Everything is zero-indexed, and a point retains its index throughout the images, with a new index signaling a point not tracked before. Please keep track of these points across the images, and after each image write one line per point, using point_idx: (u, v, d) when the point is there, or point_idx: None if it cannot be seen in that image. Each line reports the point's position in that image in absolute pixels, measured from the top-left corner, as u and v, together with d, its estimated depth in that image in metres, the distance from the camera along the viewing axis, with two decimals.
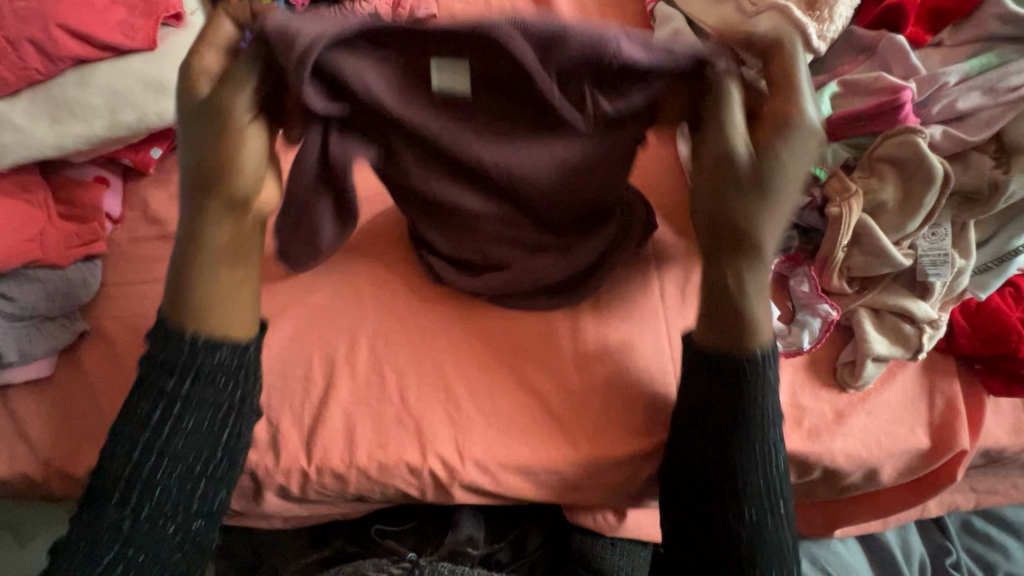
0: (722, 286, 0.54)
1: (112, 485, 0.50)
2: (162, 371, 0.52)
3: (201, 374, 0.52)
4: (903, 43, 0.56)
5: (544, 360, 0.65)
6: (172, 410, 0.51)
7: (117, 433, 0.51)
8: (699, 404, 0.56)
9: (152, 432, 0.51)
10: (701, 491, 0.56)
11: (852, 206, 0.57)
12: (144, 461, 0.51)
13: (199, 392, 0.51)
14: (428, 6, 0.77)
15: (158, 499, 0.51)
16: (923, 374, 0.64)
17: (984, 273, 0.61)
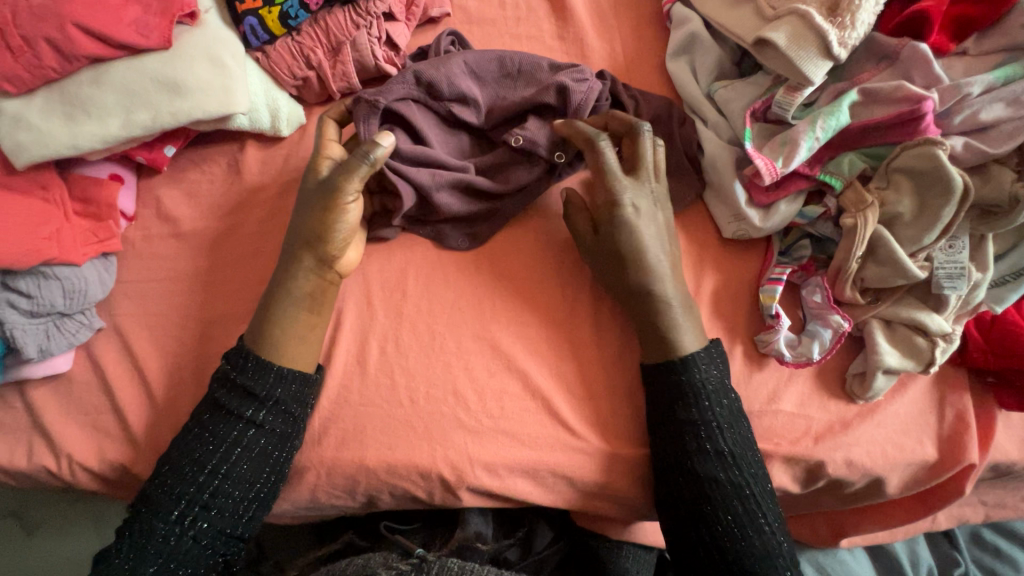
0: (648, 312, 0.61)
1: (174, 500, 0.58)
2: (241, 400, 0.61)
3: (274, 406, 0.61)
4: (926, 51, 0.55)
5: (551, 364, 0.65)
6: (248, 432, 0.60)
7: (188, 453, 0.59)
8: (657, 404, 0.61)
9: (222, 455, 0.59)
10: (683, 507, 0.58)
11: (867, 218, 0.57)
12: (208, 480, 0.59)
13: (271, 424, 0.60)
14: (443, 5, 0.76)
15: (209, 517, 0.58)
16: (934, 387, 0.64)
17: (1001, 286, 0.61)
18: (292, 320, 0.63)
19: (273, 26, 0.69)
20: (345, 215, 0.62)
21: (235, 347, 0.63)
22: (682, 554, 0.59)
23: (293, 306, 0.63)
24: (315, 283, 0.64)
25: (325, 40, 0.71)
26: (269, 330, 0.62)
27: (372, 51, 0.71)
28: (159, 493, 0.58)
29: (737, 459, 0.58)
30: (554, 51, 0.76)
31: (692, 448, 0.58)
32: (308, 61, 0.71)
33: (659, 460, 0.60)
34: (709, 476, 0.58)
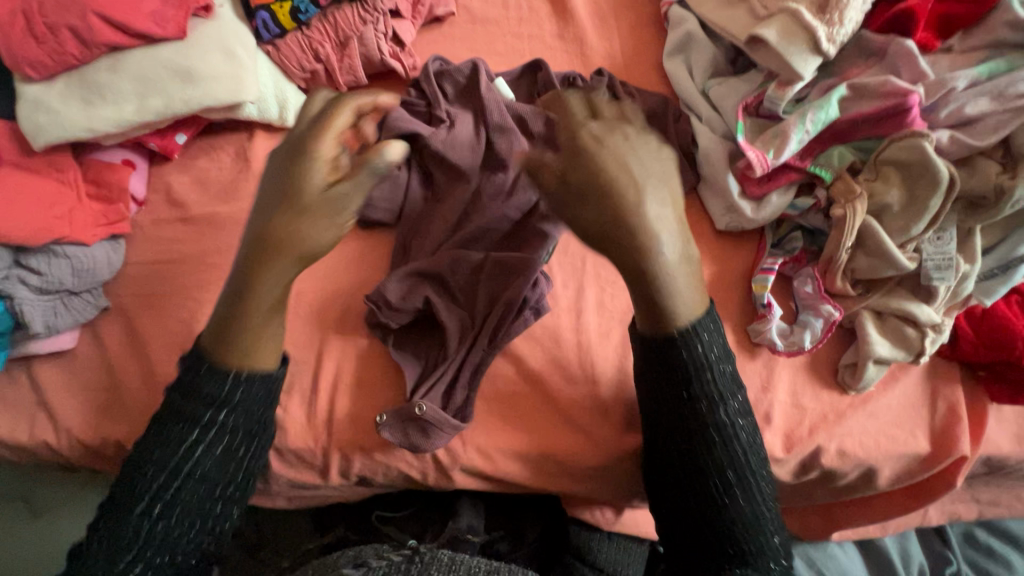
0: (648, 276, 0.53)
1: (137, 498, 0.53)
2: (197, 399, 0.53)
3: (235, 410, 0.54)
4: (910, 47, 0.57)
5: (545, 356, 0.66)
6: (218, 416, 0.54)
7: (146, 453, 0.54)
8: (666, 455, 0.58)
9: (182, 455, 0.53)
10: (677, 474, 0.58)
11: (856, 208, 0.58)
12: (166, 480, 0.53)
13: (232, 423, 0.54)
14: (447, 4, 0.79)
15: (176, 521, 0.53)
16: (926, 379, 0.64)
17: (990, 279, 0.61)
18: (277, 281, 0.53)
19: (283, 20, 0.72)
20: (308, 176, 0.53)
21: (194, 345, 0.56)
22: (668, 520, 0.60)
23: (283, 204, 0.52)
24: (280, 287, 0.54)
25: (334, 34, 0.73)
26: (228, 327, 0.54)
27: (378, 46, 0.74)
28: (122, 492, 0.53)
29: (740, 437, 0.57)
30: (554, 50, 0.78)
31: (690, 419, 0.56)
32: (316, 55, 0.74)
33: (650, 366, 0.57)
34: (710, 450, 0.56)
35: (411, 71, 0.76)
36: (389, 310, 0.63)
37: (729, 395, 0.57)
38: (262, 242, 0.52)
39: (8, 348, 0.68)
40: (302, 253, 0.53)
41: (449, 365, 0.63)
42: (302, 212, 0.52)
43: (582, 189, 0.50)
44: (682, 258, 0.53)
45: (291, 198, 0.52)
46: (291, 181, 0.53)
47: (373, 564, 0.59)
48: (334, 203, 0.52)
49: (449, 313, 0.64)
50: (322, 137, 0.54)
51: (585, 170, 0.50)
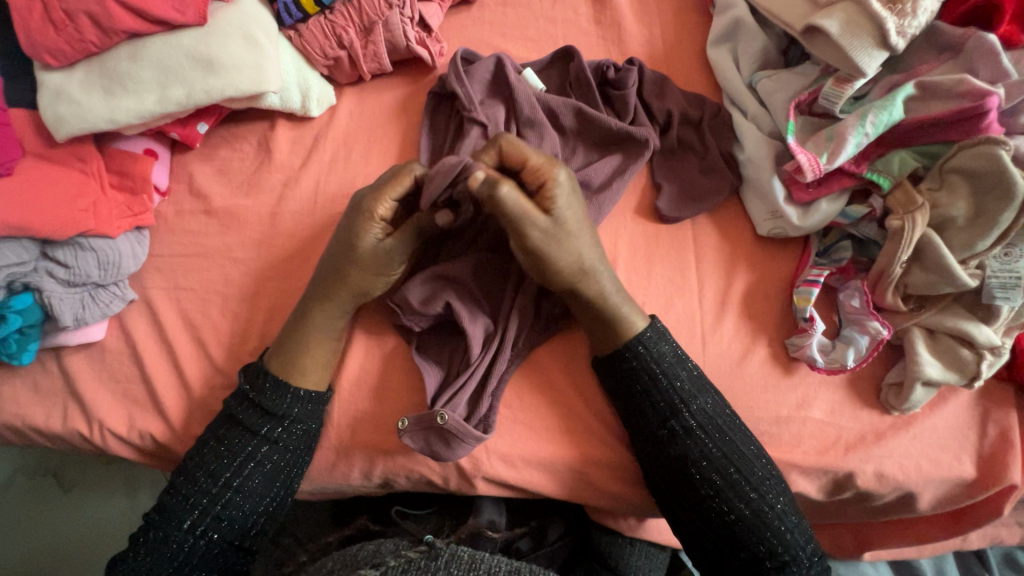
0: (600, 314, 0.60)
1: (188, 509, 0.59)
2: (257, 417, 0.61)
3: (292, 430, 0.62)
4: (994, 43, 0.51)
5: (572, 363, 0.64)
6: (261, 449, 0.61)
7: (202, 464, 0.60)
8: (655, 474, 0.59)
9: (235, 469, 0.60)
10: (672, 491, 0.58)
11: (915, 220, 0.54)
12: (220, 489, 0.60)
13: (286, 442, 0.62)
14: None
15: (221, 528, 0.59)
16: (977, 401, 0.61)
17: None
18: (336, 315, 0.63)
19: (306, 4, 0.69)
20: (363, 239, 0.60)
21: (253, 366, 0.63)
22: (682, 529, 0.59)
23: (362, 268, 0.61)
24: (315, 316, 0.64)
25: (358, 19, 0.69)
26: (281, 352, 0.63)
27: (404, 32, 0.70)
28: (173, 503, 0.59)
29: (712, 434, 0.58)
30: (589, 36, 0.73)
31: (660, 433, 0.58)
32: (340, 41, 0.70)
33: (615, 390, 0.60)
34: (686, 454, 0.57)
35: (438, 58, 0.73)
36: (422, 303, 0.62)
37: (703, 403, 0.58)
38: (330, 291, 0.62)
39: (39, 339, 0.69)
40: (360, 296, 0.62)
41: (472, 373, 0.61)
42: (366, 268, 0.61)
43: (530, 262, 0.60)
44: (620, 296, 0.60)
45: (370, 265, 0.61)
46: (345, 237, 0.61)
47: (390, 563, 0.54)
48: (389, 257, 0.61)
49: (472, 321, 0.62)
50: (377, 207, 0.60)
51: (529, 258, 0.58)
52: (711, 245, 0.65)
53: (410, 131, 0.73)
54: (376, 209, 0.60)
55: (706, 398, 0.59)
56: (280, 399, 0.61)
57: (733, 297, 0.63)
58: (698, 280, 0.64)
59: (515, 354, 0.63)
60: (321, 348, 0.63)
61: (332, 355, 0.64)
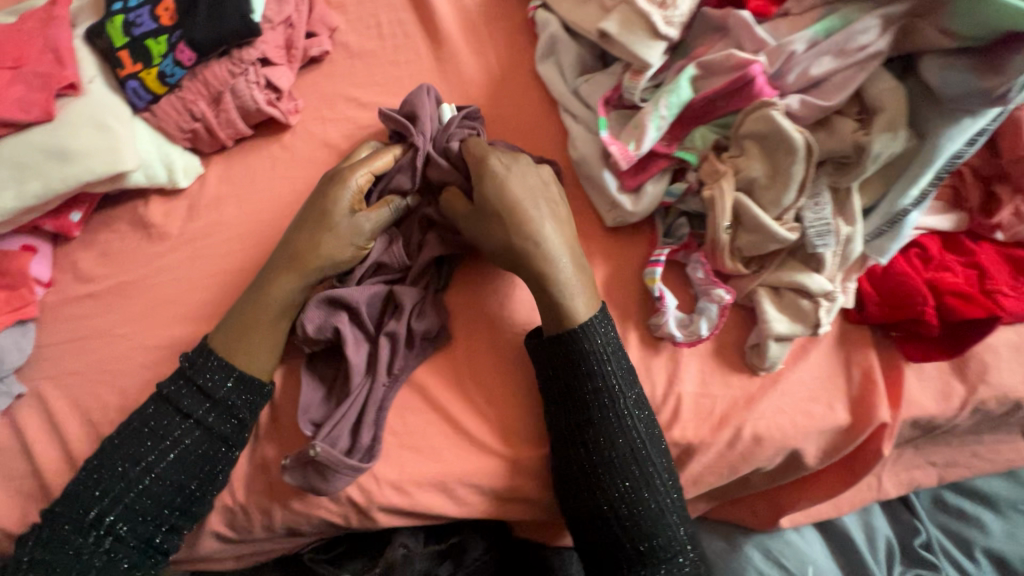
0: (542, 290, 0.60)
1: (95, 498, 0.57)
2: (192, 400, 0.61)
3: (216, 432, 0.61)
4: (746, 18, 0.55)
5: (450, 377, 0.66)
6: (190, 429, 0.60)
7: (125, 448, 0.59)
8: (568, 463, 0.58)
9: (158, 453, 0.59)
10: (579, 484, 0.58)
11: (722, 188, 0.57)
12: (129, 479, 0.58)
13: (213, 425, 0.61)
14: (322, 44, 0.79)
15: (132, 522, 0.58)
16: (839, 346, 0.62)
17: (879, 238, 0.58)
18: (294, 289, 0.64)
19: (153, 86, 0.72)
20: (339, 200, 0.65)
21: (199, 347, 0.63)
22: (581, 522, 0.58)
23: (319, 231, 0.64)
24: (263, 304, 0.63)
25: (206, 91, 0.73)
26: (244, 331, 0.63)
27: (252, 96, 0.74)
28: (77, 489, 0.57)
29: (639, 421, 0.58)
30: (431, 72, 0.78)
31: (578, 420, 0.58)
32: (193, 113, 0.73)
33: (549, 377, 0.60)
34: (612, 440, 0.57)
35: (291, 115, 0.77)
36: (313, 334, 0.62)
37: (633, 387, 0.59)
38: (297, 261, 0.64)
39: None
40: (319, 267, 0.64)
41: (350, 405, 0.61)
42: (330, 231, 0.64)
43: (492, 214, 0.61)
44: (575, 272, 0.60)
45: (319, 227, 0.64)
46: (318, 206, 0.65)
47: None
48: (355, 228, 0.65)
49: (355, 349, 0.63)
50: (352, 175, 0.66)
51: (496, 197, 0.61)
52: None
53: (277, 187, 0.76)
54: (353, 173, 0.66)
55: (637, 383, 0.60)
56: (210, 384, 0.61)
57: None
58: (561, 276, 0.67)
59: (392, 380, 0.64)
60: (275, 337, 0.64)
61: (284, 340, 0.65)
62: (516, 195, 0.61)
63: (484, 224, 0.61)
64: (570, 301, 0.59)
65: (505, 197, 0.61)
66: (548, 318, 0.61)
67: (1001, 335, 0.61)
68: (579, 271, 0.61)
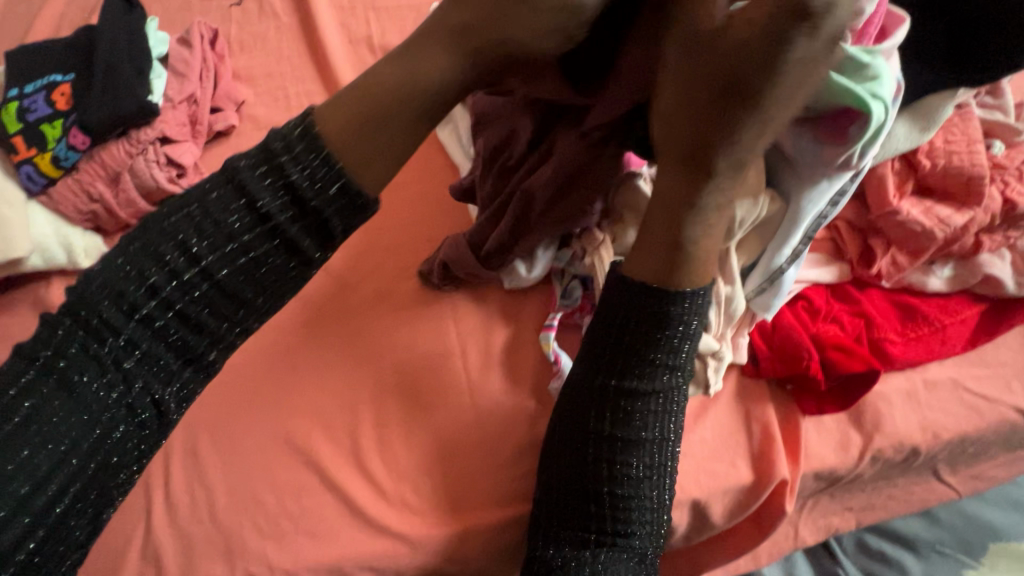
0: (681, 205, 0.48)
1: (74, 371, 0.39)
2: (246, 240, 0.41)
3: (263, 230, 0.42)
4: None
5: (350, 453, 0.63)
6: (174, 294, 0.41)
7: (129, 276, 0.40)
8: (574, 428, 0.55)
9: (184, 293, 0.41)
10: (580, 452, 0.54)
11: (602, 257, 0.60)
12: (98, 381, 0.40)
13: (228, 277, 0.41)
14: (228, 118, 0.80)
15: (63, 443, 0.39)
16: (737, 402, 0.62)
17: (762, 294, 0.59)
18: (401, 155, 0.45)
19: (48, 169, 0.71)
20: (428, 58, 0.45)
21: (220, 174, 0.42)
22: (559, 487, 0.55)
23: (415, 77, 0.45)
24: (359, 93, 0.45)
25: (104, 171, 0.73)
26: (367, 103, 0.44)
27: (151, 174, 0.73)
28: (60, 367, 0.39)
29: (668, 415, 0.54)
30: None
31: (610, 385, 0.53)
32: (91, 195, 0.73)
33: (607, 337, 0.53)
34: (641, 422, 0.53)
35: None
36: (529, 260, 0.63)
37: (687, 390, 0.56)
38: (374, 107, 0.44)
39: None
40: (423, 89, 0.45)
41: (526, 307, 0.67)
42: (422, 70, 0.45)
43: (664, 113, 0.45)
44: (722, 205, 0.48)
45: (412, 69, 0.45)
46: (485, 22, 0.44)
47: None
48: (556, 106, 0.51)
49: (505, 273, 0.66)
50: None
51: (727, 108, 0.42)
52: (467, 308, 0.68)
53: None
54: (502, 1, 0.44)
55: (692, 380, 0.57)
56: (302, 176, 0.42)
57: (499, 358, 0.66)
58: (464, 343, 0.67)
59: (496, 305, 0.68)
60: (402, 150, 0.45)
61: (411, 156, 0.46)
62: (787, 69, 0.38)
63: (733, 136, 0.43)
64: (694, 279, 0.50)
65: (794, 79, 0.39)
66: (647, 257, 0.50)
67: (890, 383, 0.63)
68: (722, 199, 0.48)
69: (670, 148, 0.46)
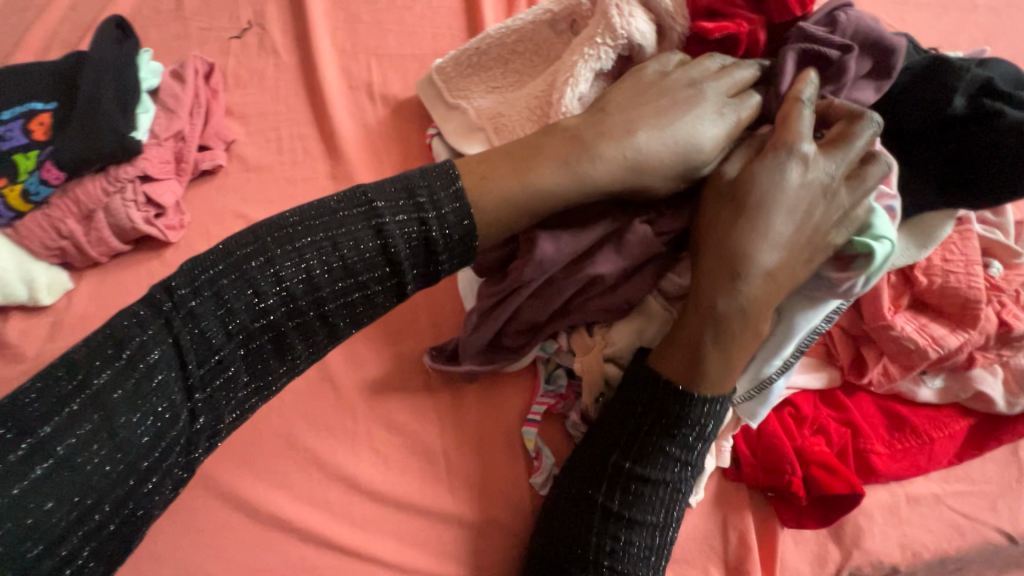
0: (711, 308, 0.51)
1: (160, 362, 0.42)
2: (340, 291, 0.47)
3: (346, 279, 0.47)
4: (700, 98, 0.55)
5: (307, 533, 0.59)
6: (264, 327, 0.45)
7: (233, 291, 0.44)
8: (583, 492, 0.55)
9: (276, 281, 0.45)
10: (583, 516, 0.54)
11: (590, 364, 0.59)
12: (139, 396, 0.40)
13: (315, 316, 0.47)
14: (215, 158, 0.77)
15: (134, 438, 0.40)
16: (717, 507, 0.60)
17: (749, 401, 0.57)
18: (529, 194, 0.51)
19: (16, 203, 0.68)
20: (596, 155, 0.52)
21: (348, 193, 0.48)
22: (552, 547, 0.55)
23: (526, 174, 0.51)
24: (555, 164, 0.52)
25: (76, 207, 0.69)
26: (492, 188, 0.50)
27: (127, 215, 0.70)
28: (144, 327, 0.42)
29: (677, 495, 0.55)
30: (326, 191, 0.77)
31: (622, 461, 0.54)
32: (60, 232, 0.69)
33: (631, 404, 0.55)
34: (651, 493, 0.54)
35: (172, 231, 0.74)
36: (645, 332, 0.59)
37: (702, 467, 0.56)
38: (525, 200, 0.51)
39: None
40: (556, 175, 0.51)
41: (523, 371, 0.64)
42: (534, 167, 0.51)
43: (743, 215, 0.51)
44: (754, 317, 0.51)
45: (522, 160, 0.52)
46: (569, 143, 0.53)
47: None
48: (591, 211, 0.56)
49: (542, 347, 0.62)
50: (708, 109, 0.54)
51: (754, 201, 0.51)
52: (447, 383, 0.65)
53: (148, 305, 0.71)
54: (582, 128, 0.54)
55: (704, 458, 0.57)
56: (394, 223, 0.47)
57: (477, 442, 0.63)
58: (437, 422, 0.64)
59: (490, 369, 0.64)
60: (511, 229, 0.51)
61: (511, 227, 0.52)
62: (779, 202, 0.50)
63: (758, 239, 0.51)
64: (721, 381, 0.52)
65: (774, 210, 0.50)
66: (682, 356, 0.53)
67: (872, 496, 0.61)
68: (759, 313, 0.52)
69: (720, 253, 0.52)
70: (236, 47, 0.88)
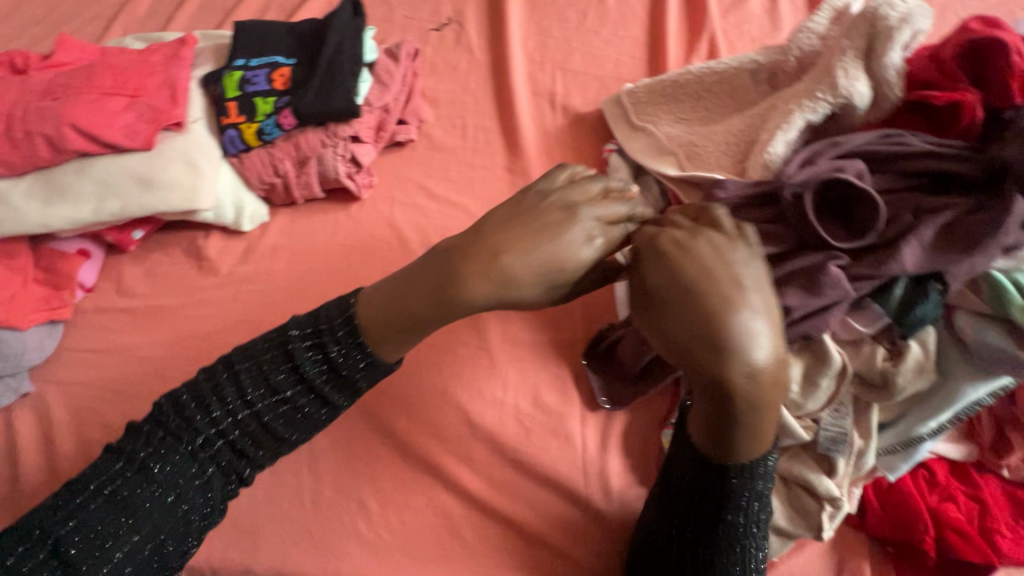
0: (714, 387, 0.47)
1: (179, 448, 0.53)
2: (298, 382, 0.54)
3: (283, 392, 0.54)
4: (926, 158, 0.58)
5: (450, 484, 0.66)
6: (268, 405, 0.54)
7: (219, 394, 0.54)
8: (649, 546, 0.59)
9: (257, 392, 0.54)
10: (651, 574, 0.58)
11: None
12: (159, 478, 0.52)
13: (301, 402, 0.55)
14: (409, 133, 0.86)
15: (173, 518, 0.52)
16: (836, 547, 0.63)
17: (891, 454, 0.60)
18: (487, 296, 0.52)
19: (250, 138, 0.78)
20: (540, 246, 0.53)
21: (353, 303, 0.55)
22: None
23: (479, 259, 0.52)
24: (485, 273, 0.52)
25: (294, 152, 0.78)
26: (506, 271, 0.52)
27: (335, 167, 0.79)
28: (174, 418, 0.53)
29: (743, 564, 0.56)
30: (501, 181, 0.84)
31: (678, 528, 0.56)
32: (277, 170, 0.78)
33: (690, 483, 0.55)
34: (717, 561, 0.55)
35: (365, 189, 0.82)
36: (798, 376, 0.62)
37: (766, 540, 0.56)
38: (506, 290, 0.52)
39: None
40: (523, 282, 0.52)
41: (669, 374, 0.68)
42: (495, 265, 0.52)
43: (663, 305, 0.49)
44: (775, 399, 0.48)
45: (492, 254, 0.52)
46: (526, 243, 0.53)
47: None
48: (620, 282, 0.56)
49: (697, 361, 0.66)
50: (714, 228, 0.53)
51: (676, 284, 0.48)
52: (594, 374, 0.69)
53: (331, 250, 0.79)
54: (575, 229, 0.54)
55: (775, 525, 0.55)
56: (306, 352, 0.54)
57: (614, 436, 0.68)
58: (578, 409, 0.69)
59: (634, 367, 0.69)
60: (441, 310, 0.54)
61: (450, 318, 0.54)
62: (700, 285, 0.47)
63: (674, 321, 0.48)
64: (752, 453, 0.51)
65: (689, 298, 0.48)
66: (719, 429, 0.50)
67: None
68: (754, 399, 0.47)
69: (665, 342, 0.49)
70: (436, 38, 0.97)
